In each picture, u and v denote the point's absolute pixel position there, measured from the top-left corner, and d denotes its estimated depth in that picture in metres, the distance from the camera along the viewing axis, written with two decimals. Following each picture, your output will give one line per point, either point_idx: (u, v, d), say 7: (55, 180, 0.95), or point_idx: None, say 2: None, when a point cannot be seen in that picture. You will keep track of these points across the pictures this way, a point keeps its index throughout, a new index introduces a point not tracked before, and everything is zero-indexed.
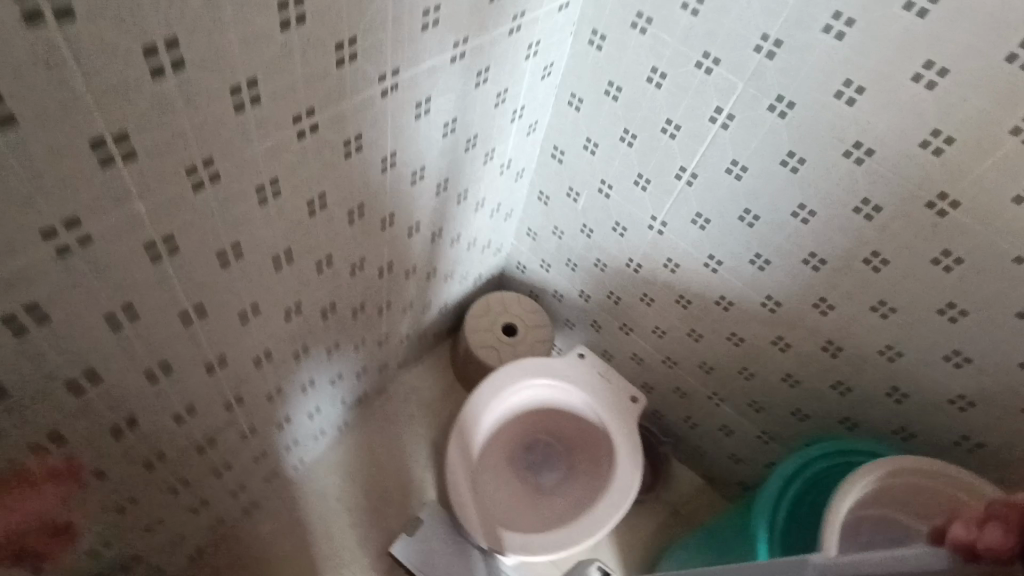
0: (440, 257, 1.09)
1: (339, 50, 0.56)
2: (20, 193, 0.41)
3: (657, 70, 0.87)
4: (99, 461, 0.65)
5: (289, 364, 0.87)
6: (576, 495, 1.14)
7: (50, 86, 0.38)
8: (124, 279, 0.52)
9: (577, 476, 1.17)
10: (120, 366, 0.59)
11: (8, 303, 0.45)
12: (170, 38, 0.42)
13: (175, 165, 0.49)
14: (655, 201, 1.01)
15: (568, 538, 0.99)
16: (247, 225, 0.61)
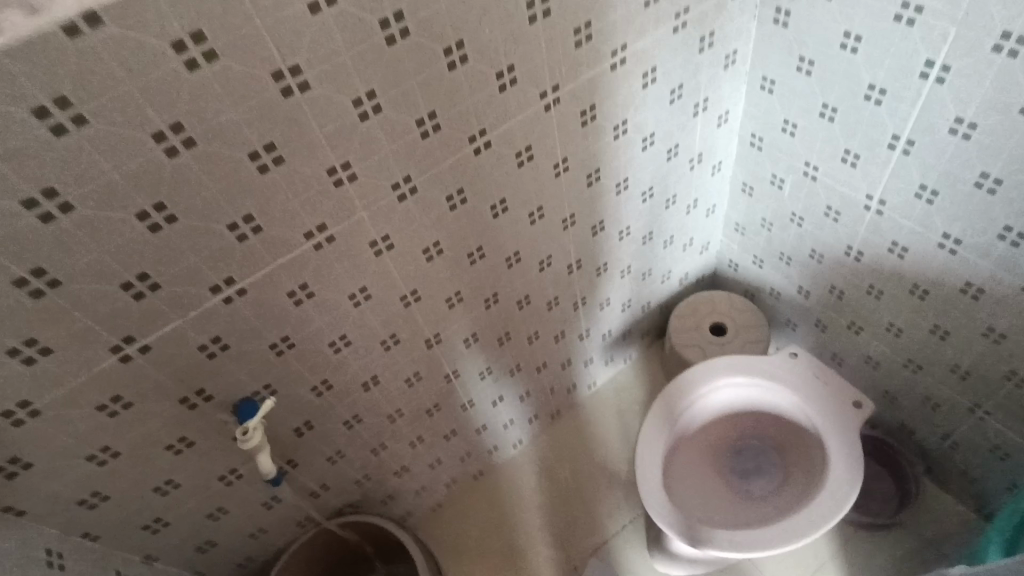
0: (635, 255, 1.14)
1: (501, 78, 0.69)
2: (289, 209, 0.62)
3: (851, 34, 0.80)
4: (356, 408, 0.90)
5: (496, 348, 1.03)
6: (783, 501, 1.07)
7: (299, 136, 0.58)
8: (355, 267, 0.73)
9: (787, 483, 1.10)
10: (362, 334, 0.81)
11: (289, 283, 0.68)
12: (369, 91, 0.60)
13: (382, 182, 0.68)
14: (869, 177, 0.90)
15: (759, 538, 0.96)
16: (442, 227, 0.78)
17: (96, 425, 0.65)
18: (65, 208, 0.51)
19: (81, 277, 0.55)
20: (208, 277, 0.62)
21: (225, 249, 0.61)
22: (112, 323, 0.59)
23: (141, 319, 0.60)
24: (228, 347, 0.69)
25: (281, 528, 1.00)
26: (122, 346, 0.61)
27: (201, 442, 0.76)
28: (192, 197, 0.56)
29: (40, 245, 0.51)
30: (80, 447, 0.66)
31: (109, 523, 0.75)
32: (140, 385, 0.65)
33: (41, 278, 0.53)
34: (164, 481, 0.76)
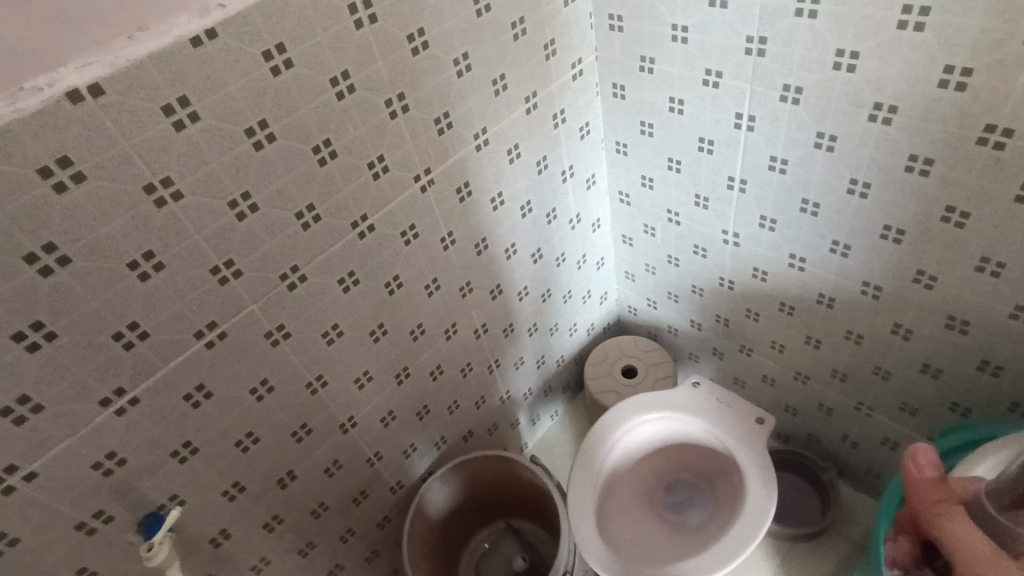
0: (538, 313, 1.21)
1: (373, 167, 0.76)
2: (175, 312, 0.64)
3: (675, 99, 0.94)
4: (275, 507, 0.88)
5: (415, 423, 1.05)
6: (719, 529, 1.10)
7: (178, 242, 0.62)
8: (254, 361, 0.74)
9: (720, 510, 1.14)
10: (271, 428, 0.81)
11: (185, 385, 0.69)
12: (244, 192, 0.65)
13: (270, 275, 0.71)
14: (720, 215, 1.02)
15: (689, 567, 0.98)
16: (339, 310, 0.81)
17: None
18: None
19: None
20: (95, 390, 0.62)
21: (112, 360, 0.62)
22: None
23: (24, 444, 0.59)
24: (126, 461, 0.68)
25: None
26: (6, 477, 0.59)
27: (105, 571, 0.72)
28: (69, 314, 0.57)
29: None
30: None
31: None
32: (28, 517, 0.62)
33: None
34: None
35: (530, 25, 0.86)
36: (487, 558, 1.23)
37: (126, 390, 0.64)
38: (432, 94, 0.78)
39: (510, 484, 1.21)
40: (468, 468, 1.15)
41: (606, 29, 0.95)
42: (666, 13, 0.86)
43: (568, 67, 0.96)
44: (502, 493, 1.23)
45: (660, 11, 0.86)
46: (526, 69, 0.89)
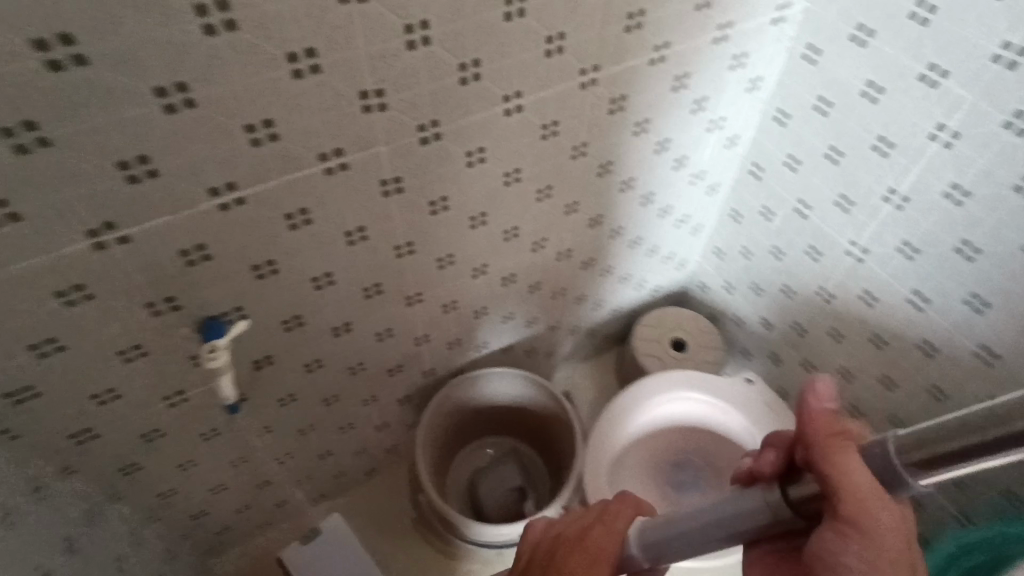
0: (619, 257, 1.16)
1: (550, 43, 0.67)
2: (310, 124, 0.59)
3: (874, 85, 0.83)
4: (321, 352, 0.86)
5: (471, 319, 1.03)
6: None
7: (341, 50, 0.55)
8: (360, 204, 0.70)
9: None
10: (348, 275, 0.78)
11: (290, 205, 0.65)
12: (423, 20, 0.57)
13: (410, 122, 0.65)
14: (857, 225, 0.95)
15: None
16: (454, 183, 0.76)
17: (47, 313, 0.59)
18: (77, 62, 0.46)
19: (73, 143, 0.50)
20: (208, 178, 0.58)
21: (234, 151, 0.57)
22: (91, 204, 0.54)
23: (126, 206, 0.56)
24: (211, 259, 0.64)
25: (213, 466, 0.94)
26: (98, 233, 0.56)
27: (154, 356, 0.71)
28: (212, 87, 0.52)
29: (38, 94, 0.46)
30: (22, 335, 0.60)
31: (33, 424, 0.69)
32: (105, 278, 0.60)
33: (29, 132, 0.48)
34: (104, 390, 0.71)
35: None
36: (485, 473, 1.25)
37: (236, 190, 0.60)
38: None
39: (530, 410, 1.21)
40: (497, 379, 1.15)
41: None
42: None
43: (772, 8, 0.85)
44: (520, 417, 1.24)
45: None
46: None
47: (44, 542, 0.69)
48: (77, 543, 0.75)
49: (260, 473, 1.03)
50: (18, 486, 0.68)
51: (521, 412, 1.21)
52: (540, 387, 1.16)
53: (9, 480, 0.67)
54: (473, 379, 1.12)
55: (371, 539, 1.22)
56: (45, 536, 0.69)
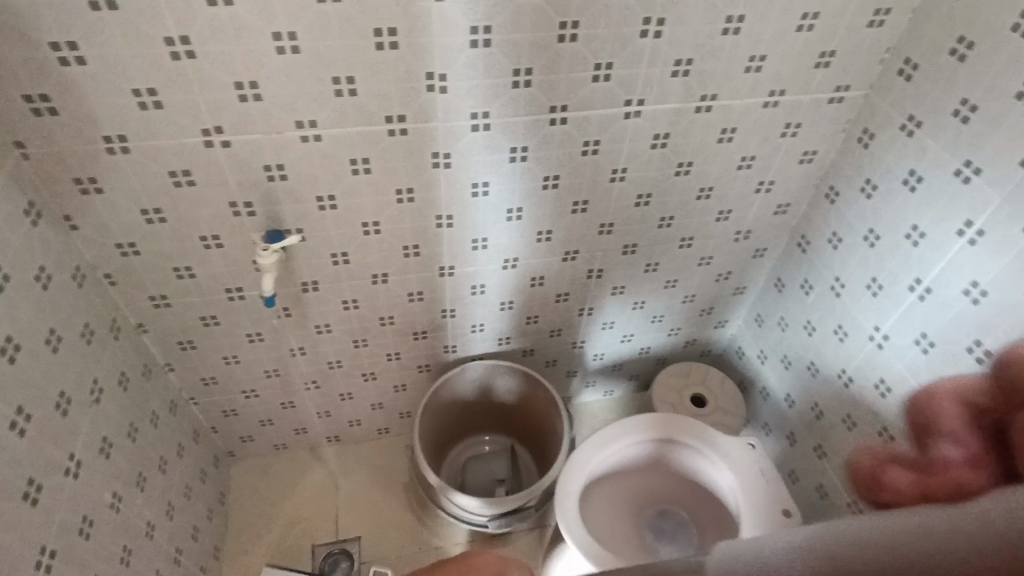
0: (651, 294, 1.21)
1: (597, 69, 0.79)
2: (382, 89, 0.75)
3: (914, 174, 0.86)
4: (359, 292, 1.01)
5: (495, 308, 1.14)
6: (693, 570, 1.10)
7: (415, 35, 0.70)
8: (414, 168, 0.85)
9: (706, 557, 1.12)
10: (393, 228, 0.92)
11: (355, 152, 0.81)
12: (487, 26, 0.72)
13: (465, 107, 0.79)
14: (883, 310, 0.95)
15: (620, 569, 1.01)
16: (497, 172, 0.89)
17: (161, 187, 0.79)
18: (226, 2, 0.64)
19: (209, 61, 0.68)
20: (296, 112, 0.75)
21: (321, 96, 0.74)
22: (210, 110, 0.72)
23: (235, 118, 0.74)
24: (286, 179, 0.81)
25: (251, 370, 1.11)
26: (211, 135, 0.75)
27: (227, 250, 0.89)
28: (314, 43, 0.69)
29: (196, 20, 0.65)
30: (141, 199, 0.80)
31: (130, 275, 0.89)
32: (206, 172, 0.79)
33: (183, 45, 0.66)
34: (183, 266, 0.90)
35: (820, 24, 0.81)
36: (480, 460, 1.34)
37: (316, 129, 0.77)
38: (688, 35, 0.78)
39: (535, 414, 1.30)
40: (510, 375, 1.25)
41: (894, 70, 0.87)
42: (962, 84, 0.77)
43: (831, 85, 0.90)
44: (525, 419, 1.32)
45: (960, 82, 0.77)
46: (789, 64, 0.85)
47: (107, 369, 0.87)
48: (132, 382, 0.94)
49: (286, 393, 1.19)
50: (102, 318, 0.87)
51: (526, 413, 1.31)
52: (544, 395, 1.24)
53: (97, 311, 0.86)
54: (484, 366, 1.23)
55: (363, 490, 1.33)
56: (110, 362, 0.88)
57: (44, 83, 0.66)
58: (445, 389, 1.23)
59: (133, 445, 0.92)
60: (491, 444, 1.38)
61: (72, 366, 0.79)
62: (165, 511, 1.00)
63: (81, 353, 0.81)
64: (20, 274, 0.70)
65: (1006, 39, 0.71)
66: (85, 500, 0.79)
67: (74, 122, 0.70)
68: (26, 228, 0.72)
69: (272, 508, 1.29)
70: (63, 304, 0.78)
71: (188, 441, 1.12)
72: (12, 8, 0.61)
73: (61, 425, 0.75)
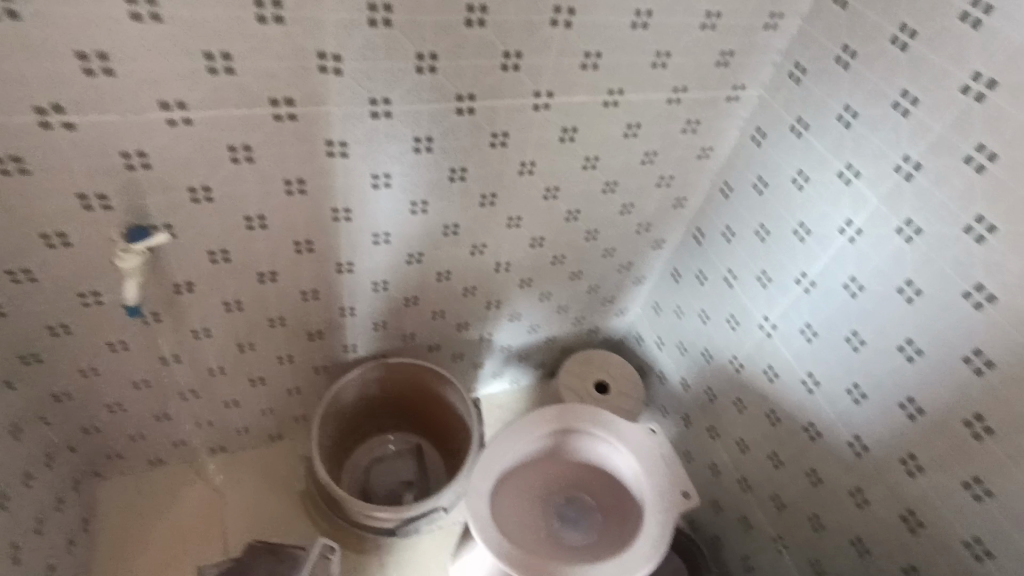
0: (558, 285, 1.21)
1: (506, 58, 0.75)
2: (266, 67, 0.66)
3: (801, 174, 0.91)
4: (244, 292, 0.91)
5: (398, 305, 1.08)
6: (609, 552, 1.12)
7: (303, 9, 0.62)
8: (305, 156, 0.76)
9: (622, 537, 1.15)
10: (281, 222, 0.83)
11: (235, 139, 0.71)
12: (386, 4, 0.65)
13: (362, 91, 0.72)
14: (772, 300, 1.01)
15: (527, 566, 1.01)
16: (399, 163, 0.82)
17: None
18: None
19: (41, 24, 0.56)
20: (160, 90, 0.64)
21: (190, 73, 0.63)
22: (45, 85, 0.60)
23: (84, 95, 0.62)
24: (149, 168, 0.70)
25: (115, 381, 0.97)
26: (48, 114, 0.62)
27: (78, 249, 0.76)
28: (180, 11, 0.59)
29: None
30: None
31: None
32: (46, 158, 0.65)
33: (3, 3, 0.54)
34: (20, 269, 0.75)
35: (721, 23, 0.83)
36: (384, 462, 1.29)
37: (186, 112, 0.67)
38: (598, 27, 0.76)
39: (440, 410, 1.26)
40: (413, 372, 1.20)
41: (784, 73, 0.91)
42: (844, 90, 0.82)
43: (728, 84, 0.92)
44: (430, 416, 1.28)
45: (843, 87, 0.82)
46: (691, 61, 0.86)
47: None
48: None
49: (160, 404, 1.06)
50: None
51: (431, 409, 1.27)
52: (451, 391, 1.20)
53: None
54: (384, 365, 1.17)
55: (255, 502, 1.23)
56: None
57: None
58: (343, 391, 1.16)
59: None
60: (394, 444, 1.33)
61: None
62: (10, 555, 0.86)
63: None
64: None
65: (883, 51, 0.76)
66: None
67: None
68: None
69: (146, 532, 1.16)
70: None
71: (39, 471, 0.97)
72: None
73: None
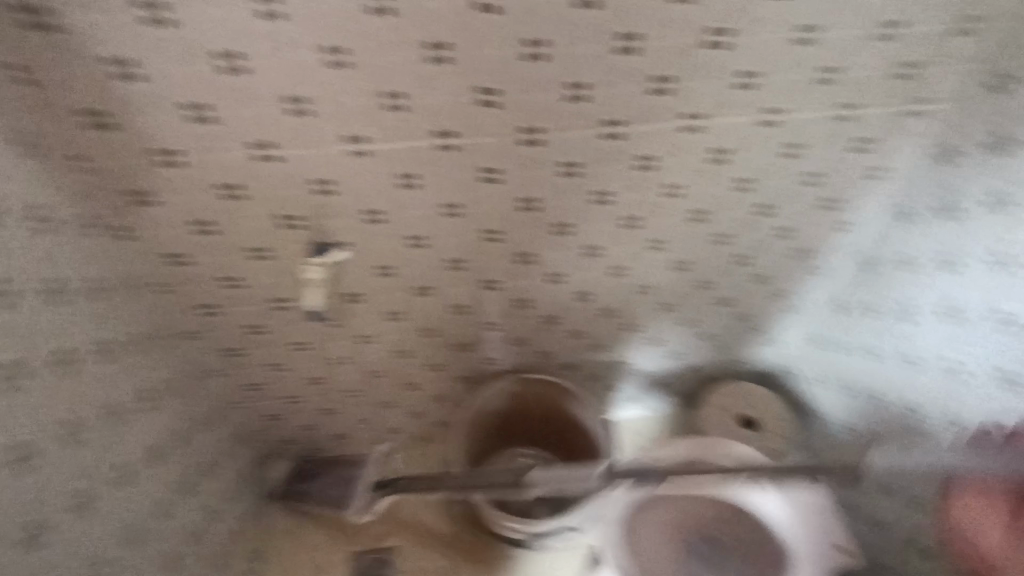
0: (704, 313, 1.16)
1: (654, 83, 0.75)
2: (428, 103, 0.74)
3: (991, 198, 0.83)
4: (399, 305, 1.03)
5: (536, 322, 1.13)
6: None
7: (473, 51, 0.69)
8: (462, 181, 0.85)
9: None
10: (436, 242, 0.93)
11: (399, 168, 0.81)
12: (541, 41, 0.69)
13: (515, 121, 0.78)
14: (951, 337, 0.96)
15: None
16: (541, 187, 0.88)
17: (202, 202, 0.81)
18: (269, 16, 0.63)
19: (252, 76, 0.69)
20: (344, 127, 0.75)
21: (364, 111, 0.74)
22: (251, 127, 0.74)
23: (287, 135, 0.75)
24: (331, 194, 0.83)
25: (295, 376, 1.15)
26: (259, 150, 0.76)
27: (268, 262, 0.92)
28: (361, 60, 0.68)
29: (238, 34, 0.65)
30: (186, 213, 0.83)
31: (179, 281, 0.92)
32: (251, 185, 0.81)
33: (226, 61, 0.67)
34: (230, 275, 0.93)
35: (904, 32, 0.73)
36: None
37: (362, 146, 0.78)
38: (758, 47, 0.73)
39: (573, 428, 1.27)
40: (545, 386, 1.23)
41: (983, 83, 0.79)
42: None
43: (909, 98, 0.81)
44: (563, 432, 1.30)
45: None
46: (869, 74, 0.78)
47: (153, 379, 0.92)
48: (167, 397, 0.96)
49: (328, 400, 1.22)
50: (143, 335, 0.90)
51: (564, 426, 1.29)
52: (586, 410, 1.22)
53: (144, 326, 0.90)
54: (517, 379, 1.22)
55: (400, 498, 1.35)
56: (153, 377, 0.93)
57: (89, 95, 0.67)
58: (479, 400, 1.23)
59: (159, 469, 0.94)
60: (528, 458, 1.36)
61: (112, 385, 0.82)
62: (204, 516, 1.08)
63: (129, 373, 0.85)
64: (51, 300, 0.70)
65: None
66: (95, 527, 0.80)
67: (126, 135, 0.72)
68: (88, 241, 0.76)
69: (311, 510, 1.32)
70: (120, 314, 0.83)
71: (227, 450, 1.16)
72: (61, 25, 0.61)
73: (83, 453, 0.77)
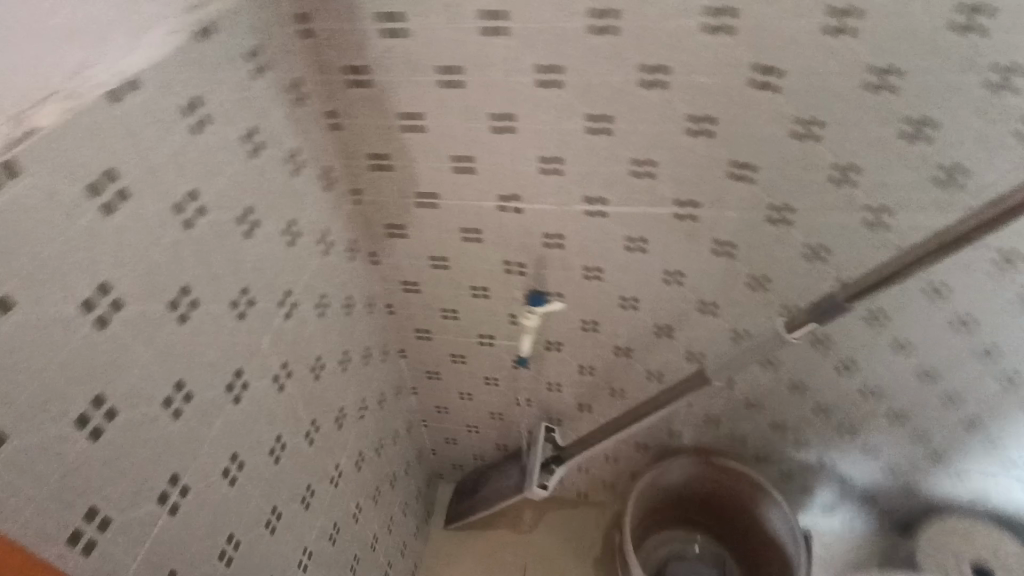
0: (946, 434, 1.00)
1: (941, 169, 0.72)
2: (684, 172, 0.78)
3: None
4: (600, 361, 1.08)
5: (738, 405, 1.08)
6: None
7: (747, 123, 0.73)
8: (697, 251, 0.87)
9: None
10: (651, 306, 0.96)
11: (634, 231, 0.86)
12: (819, 119, 0.71)
13: (768, 195, 0.79)
14: None
15: None
16: (772, 264, 0.87)
17: (436, 242, 0.92)
18: (556, 85, 0.72)
19: (526, 137, 0.78)
20: (594, 188, 0.82)
21: (613, 175, 0.80)
22: (500, 179, 0.83)
23: (527, 188, 0.83)
24: (561, 248, 0.90)
25: (480, 409, 1.25)
26: (507, 201, 0.85)
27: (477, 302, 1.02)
28: (631, 129, 0.75)
29: (524, 100, 0.74)
30: (421, 249, 0.95)
31: (401, 305, 1.05)
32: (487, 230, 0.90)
33: (507, 122, 0.76)
34: (450, 308, 1.04)
35: None
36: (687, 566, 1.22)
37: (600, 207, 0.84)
38: None
39: (756, 528, 1.15)
40: (729, 474, 1.14)
41: None
42: None
43: None
44: (743, 530, 1.18)
45: None
46: None
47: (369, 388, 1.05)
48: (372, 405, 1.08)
49: (504, 436, 1.30)
50: (370, 347, 1.04)
51: (747, 525, 1.17)
52: (780, 512, 1.09)
53: (372, 339, 1.04)
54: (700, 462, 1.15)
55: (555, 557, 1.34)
56: (373, 385, 1.06)
57: (383, 141, 0.81)
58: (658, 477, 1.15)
59: (361, 470, 1.05)
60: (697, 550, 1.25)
61: (344, 387, 0.95)
62: (386, 525, 1.17)
63: (355, 381, 0.99)
64: (313, 308, 0.83)
65: None
66: (322, 514, 0.91)
67: (400, 177, 0.85)
68: (343, 264, 0.91)
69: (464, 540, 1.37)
70: (356, 328, 0.97)
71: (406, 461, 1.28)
72: (384, 86, 0.76)
73: (318, 444, 0.89)
